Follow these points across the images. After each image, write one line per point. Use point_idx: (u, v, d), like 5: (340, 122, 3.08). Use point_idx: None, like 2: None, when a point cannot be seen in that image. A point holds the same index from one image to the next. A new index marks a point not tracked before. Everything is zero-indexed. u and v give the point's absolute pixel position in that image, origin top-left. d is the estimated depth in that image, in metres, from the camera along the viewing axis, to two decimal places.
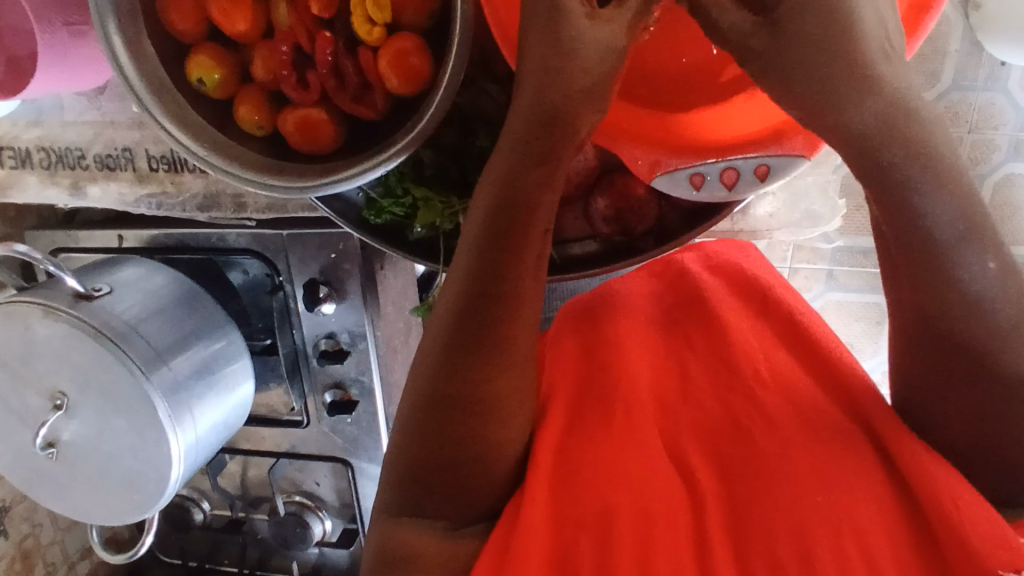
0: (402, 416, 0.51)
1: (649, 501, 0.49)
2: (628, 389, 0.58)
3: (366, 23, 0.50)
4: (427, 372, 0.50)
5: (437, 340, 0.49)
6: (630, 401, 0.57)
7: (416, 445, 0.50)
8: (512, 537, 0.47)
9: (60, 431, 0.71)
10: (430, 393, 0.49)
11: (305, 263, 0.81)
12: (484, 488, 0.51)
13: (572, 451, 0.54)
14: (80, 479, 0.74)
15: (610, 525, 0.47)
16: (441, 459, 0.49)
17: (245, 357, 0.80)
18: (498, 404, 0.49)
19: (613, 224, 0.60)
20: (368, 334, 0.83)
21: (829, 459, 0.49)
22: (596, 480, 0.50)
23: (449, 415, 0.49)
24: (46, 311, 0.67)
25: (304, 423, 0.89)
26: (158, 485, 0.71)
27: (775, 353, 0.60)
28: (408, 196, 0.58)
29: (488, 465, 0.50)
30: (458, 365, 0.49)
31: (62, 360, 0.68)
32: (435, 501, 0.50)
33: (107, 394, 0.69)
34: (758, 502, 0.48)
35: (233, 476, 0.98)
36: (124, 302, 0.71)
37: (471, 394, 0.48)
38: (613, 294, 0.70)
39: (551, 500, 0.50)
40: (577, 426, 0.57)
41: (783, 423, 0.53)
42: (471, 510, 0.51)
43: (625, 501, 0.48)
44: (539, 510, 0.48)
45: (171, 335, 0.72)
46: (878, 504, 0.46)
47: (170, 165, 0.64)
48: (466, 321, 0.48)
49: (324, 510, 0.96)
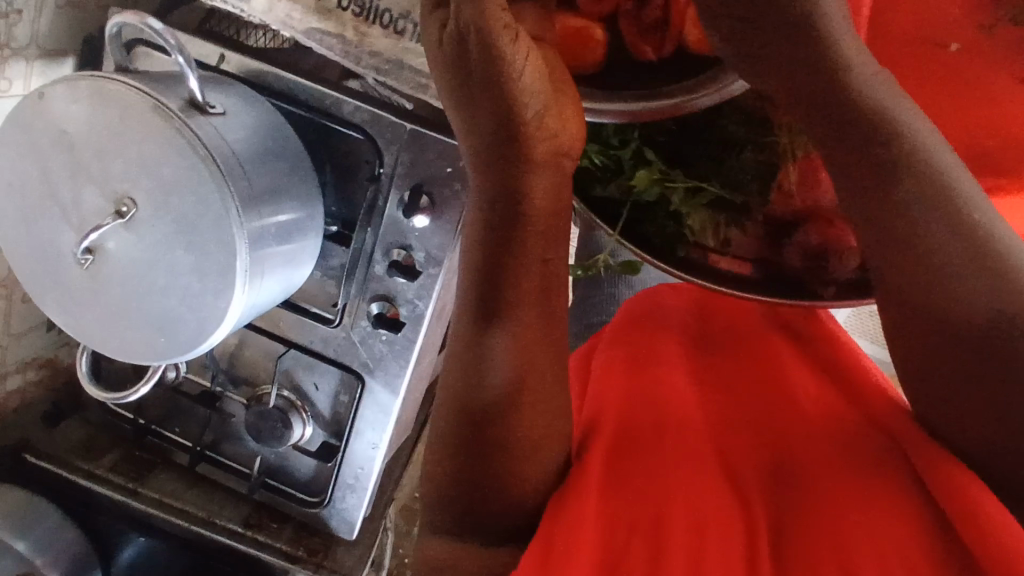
0: (438, 425, 0.52)
1: (702, 509, 0.50)
2: (673, 410, 0.60)
3: None
4: (449, 408, 0.51)
5: (459, 372, 0.50)
6: (682, 424, 0.59)
7: (448, 479, 0.51)
8: (558, 526, 0.49)
9: (107, 240, 0.62)
10: (451, 433, 0.51)
11: (414, 167, 0.75)
12: (519, 490, 0.50)
13: (620, 454, 0.56)
14: (105, 299, 0.65)
15: (661, 535, 0.48)
16: (461, 492, 0.50)
17: (318, 236, 0.73)
18: (499, 422, 0.49)
19: (807, 261, 0.54)
20: (444, 263, 0.77)
21: (854, 491, 0.49)
22: (644, 487, 0.52)
23: (468, 447, 0.50)
24: (155, 108, 0.58)
25: (334, 323, 0.83)
26: (197, 338, 0.64)
27: (818, 388, 0.63)
28: (622, 150, 0.55)
29: (516, 466, 0.49)
30: (471, 392, 0.49)
31: (148, 167, 0.59)
32: (469, 522, 0.51)
33: (186, 223, 0.60)
34: (800, 531, 0.49)
35: (225, 348, 0.89)
36: (234, 132, 0.63)
37: (477, 413, 0.49)
38: (653, 334, 0.72)
39: (597, 501, 0.51)
40: (626, 425, 0.59)
41: (814, 452, 0.54)
42: (512, 530, 0.51)
43: (676, 513, 0.50)
44: (590, 504, 0.50)
45: (267, 186, 0.64)
46: (912, 532, 0.45)
47: (362, 11, 0.57)
48: (472, 346, 0.49)
49: (310, 414, 0.89)
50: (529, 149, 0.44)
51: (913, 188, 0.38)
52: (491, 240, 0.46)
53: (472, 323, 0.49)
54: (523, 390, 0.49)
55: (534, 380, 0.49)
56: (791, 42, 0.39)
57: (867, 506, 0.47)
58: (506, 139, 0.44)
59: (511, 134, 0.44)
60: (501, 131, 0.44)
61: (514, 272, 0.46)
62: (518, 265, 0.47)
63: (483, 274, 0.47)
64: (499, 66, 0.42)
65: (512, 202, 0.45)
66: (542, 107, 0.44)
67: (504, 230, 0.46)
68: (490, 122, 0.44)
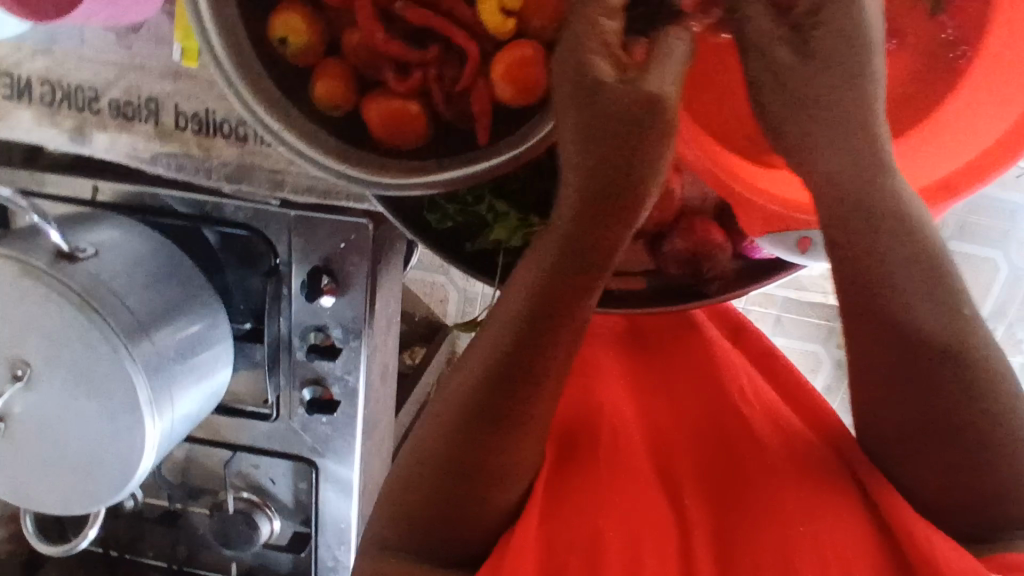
0: (431, 437, 0.54)
1: (640, 508, 0.59)
2: (612, 414, 0.69)
3: (497, 14, 0.45)
4: (439, 436, 0.53)
5: (454, 413, 0.52)
6: (617, 419, 0.68)
7: (419, 496, 0.55)
8: (501, 556, 0.54)
9: (13, 405, 0.62)
10: (439, 458, 0.53)
11: (308, 250, 0.74)
12: (490, 516, 0.56)
13: (571, 469, 0.64)
14: (25, 462, 0.65)
15: (601, 547, 0.54)
16: (438, 512, 0.55)
17: (228, 341, 0.73)
18: (494, 469, 0.53)
19: (685, 266, 0.57)
20: (363, 334, 0.78)
21: (819, 524, 0.54)
22: (590, 501, 0.59)
23: (453, 476, 0.53)
24: (22, 270, 0.58)
25: (272, 417, 0.83)
26: (125, 475, 0.64)
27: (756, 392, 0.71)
28: (480, 205, 0.54)
29: (496, 496, 0.54)
30: (476, 437, 0.52)
31: (30, 326, 0.60)
32: (433, 540, 0.56)
33: (80, 369, 0.61)
34: (734, 522, 0.58)
35: (175, 464, 0.89)
36: (111, 268, 0.63)
37: (476, 460, 0.53)
38: (591, 349, 0.78)
39: (542, 527, 0.57)
40: (568, 450, 0.66)
41: (777, 459, 0.61)
42: (468, 547, 0.57)
43: (615, 527, 0.56)
44: (535, 514, 0.57)
45: (157, 310, 0.65)
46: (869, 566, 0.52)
47: (201, 127, 0.57)
48: (486, 395, 0.50)
49: (273, 508, 0.89)
50: (586, 287, 0.45)
51: (894, 248, 0.47)
52: (530, 318, 0.46)
53: (480, 386, 0.50)
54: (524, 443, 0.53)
55: (525, 441, 0.53)
56: (845, 136, 0.45)
57: (826, 525, 0.54)
58: (578, 276, 0.45)
59: (574, 276, 0.44)
60: (575, 261, 0.43)
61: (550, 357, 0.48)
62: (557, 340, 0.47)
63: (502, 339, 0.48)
64: (629, 111, 0.37)
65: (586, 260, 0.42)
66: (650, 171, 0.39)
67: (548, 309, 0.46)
68: (558, 259, 0.43)
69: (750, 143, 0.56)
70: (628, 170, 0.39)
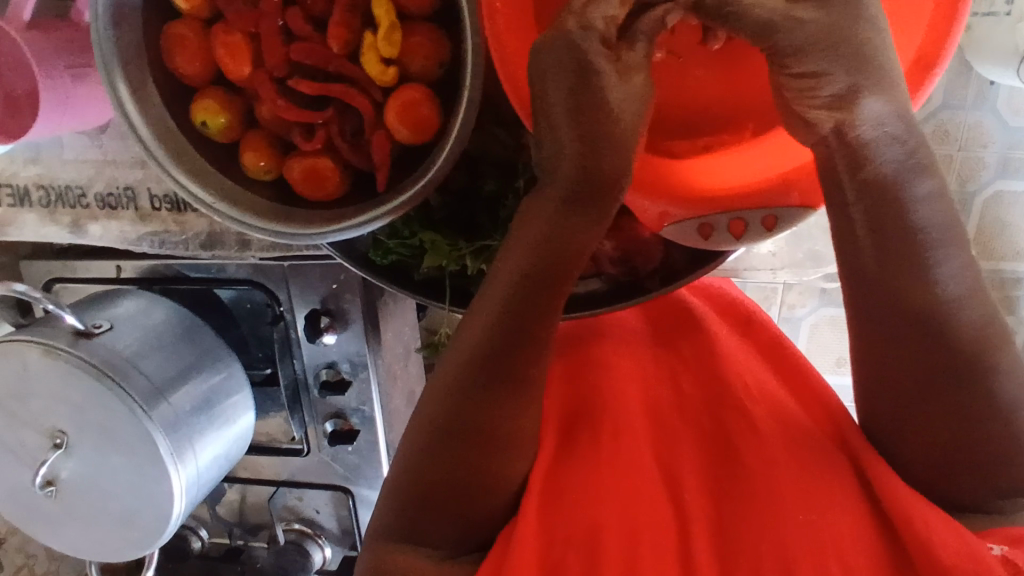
0: (406, 444, 0.51)
1: (638, 518, 0.50)
2: (618, 410, 0.58)
3: (378, 65, 0.50)
4: (435, 404, 0.50)
5: (455, 383, 0.49)
6: (625, 425, 0.57)
7: (421, 467, 0.50)
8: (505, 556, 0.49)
9: (59, 470, 0.71)
10: (439, 425, 0.49)
11: (306, 293, 0.80)
12: (483, 509, 0.51)
13: (573, 453, 0.56)
14: (80, 517, 0.74)
15: (599, 546, 0.49)
16: (436, 497, 0.50)
17: (246, 389, 0.79)
18: (501, 436, 0.50)
19: (621, 265, 0.61)
20: (369, 364, 0.82)
21: (815, 497, 0.49)
22: (588, 498, 0.52)
23: (457, 446, 0.49)
24: (45, 351, 0.67)
25: (304, 452, 0.89)
26: (160, 522, 0.71)
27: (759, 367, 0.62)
28: (416, 237, 0.58)
29: (503, 466, 0.50)
30: (479, 403, 0.49)
31: (62, 399, 0.68)
32: (430, 525, 0.50)
33: (107, 432, 0.68)
34: (740, 530, 0.50)
35: (232, 505, 0.97)
36: (124, 339, 0.71)
37: (483, 429, 0.49)
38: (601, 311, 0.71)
39: (542, 516, 0.51)
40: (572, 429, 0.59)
41: (772, 442, 0.53)
42: (468, 536, 0.52)
43: (612, 523, 0.50)
44: (530, 526, 0.49)
45: (169, 371, 0.71)
46: (852, 534, 0.47)
47: (172, 205, 0.65)
48: (493, 360, 0.48)
49: (323, 537, 0.96)
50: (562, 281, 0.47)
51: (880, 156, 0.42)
52: (536, 271, 0.46)
53: (484, 349, 0.48)
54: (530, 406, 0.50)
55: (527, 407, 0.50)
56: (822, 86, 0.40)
57: (823, 510, 0.48)
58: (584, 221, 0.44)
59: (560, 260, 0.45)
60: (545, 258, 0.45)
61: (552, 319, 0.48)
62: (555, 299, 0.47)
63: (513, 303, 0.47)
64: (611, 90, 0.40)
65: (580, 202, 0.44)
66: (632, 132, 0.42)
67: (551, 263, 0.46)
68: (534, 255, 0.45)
69: (687, 129, 0.54)
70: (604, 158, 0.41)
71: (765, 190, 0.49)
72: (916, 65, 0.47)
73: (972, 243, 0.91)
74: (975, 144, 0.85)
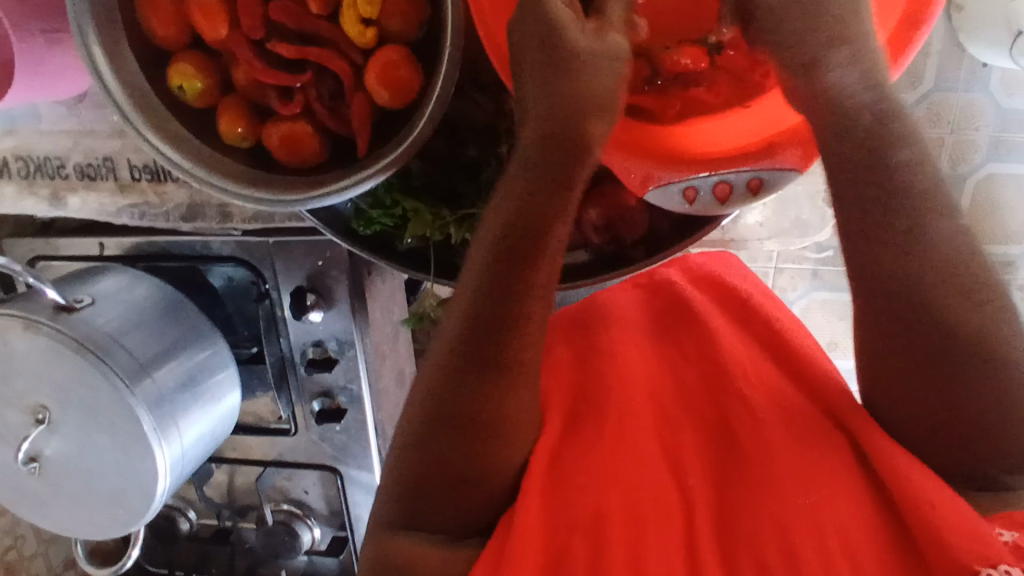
0: (401, 433, 0.52)
1: (641, 502, 0.49)
2: (620, 394, 0.58)
3: (357, 24, 0.49)
4: (429, 390, 0.50)
5: (446, 360, 0.50)
6: (621, 411, 0.56)
7: (419, 454, 0.50)
8: (506, 545, 0.47)
9: (42, 447, 0.71)
10: (437, 409, 0.50)
11: (291, 271, 0.79)
12: (479, 495, 0.50)
13: (573, 437, 0.55)
14: (64, 494, 0.73)
15: (603, 531, 0.47)
16: (429, 481, 0.50)
17: (231, 367, 0.78)
18: (503, 418, 0.50)
19: (605, 235, 0.60)
20: (356, 342, 0.81)
21: (817, 470, 0.48)
22: (591, 484, 0.50)
23: (455, 430, 0.50)
24: (26, 325, 0.66)
25: (292, 431, 0.88)
26: (144, 500, 0.70)
27: (760, 357, 0.60)
28: (397, 207, 0.57)
29: (495, 451, 0.50)
30: (469, 380, 0.49)
31: (44, 374, 0.67)
32: (426, 512, 0.50)
33: (90, 408, 0.68)
34: (744, 508, 0.49)
35: (220, 486, 0.97)
36: (107, 314, 0.70)
37: (480, 410, 0.49)
38: (602, 304, 0.69)
39: (543, 504, 0.50)
40: (572, 416, 0.58)
41: (772, 424, 0.53)
42: (463, 525, 0.51)
43: (616, 509, 0.48)
44: (532, 519, 0.48)
45: (153, 347, 0.71)
46: (863, 518, 0.46)
47: (152, 175, 0.64)
48: (477, 334, 0.49)
49: (312, 518, 0.95)
50: (541, 251, 0.48)
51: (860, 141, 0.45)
52: (509, 235, 0.48)
53: (469, 322, 0.49)
54: (521, 386, 0.50)
55: (519, 386, 0.50)
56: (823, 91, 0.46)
57: (826, 497, 0.47)
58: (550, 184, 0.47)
59: (540, 227, 0.48)
60: (524, 224, 0.48)
61: (531, 290, 0.49)
62: (533, 272, 0.49)
63: (496, 275, 0.48)
64: (574, 54, 0.45)
65: (550, 160, 0.47)
66: (598, 111, 0.46)
67: (522, 229, 0.48)
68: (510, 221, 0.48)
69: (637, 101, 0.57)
70: (574, 114, 0.46)
71: (751, 153, 0.50)
72: (906, 21, 0.47)
73: (967, 226, 0.90)
74: (965, 124, 0.84)
